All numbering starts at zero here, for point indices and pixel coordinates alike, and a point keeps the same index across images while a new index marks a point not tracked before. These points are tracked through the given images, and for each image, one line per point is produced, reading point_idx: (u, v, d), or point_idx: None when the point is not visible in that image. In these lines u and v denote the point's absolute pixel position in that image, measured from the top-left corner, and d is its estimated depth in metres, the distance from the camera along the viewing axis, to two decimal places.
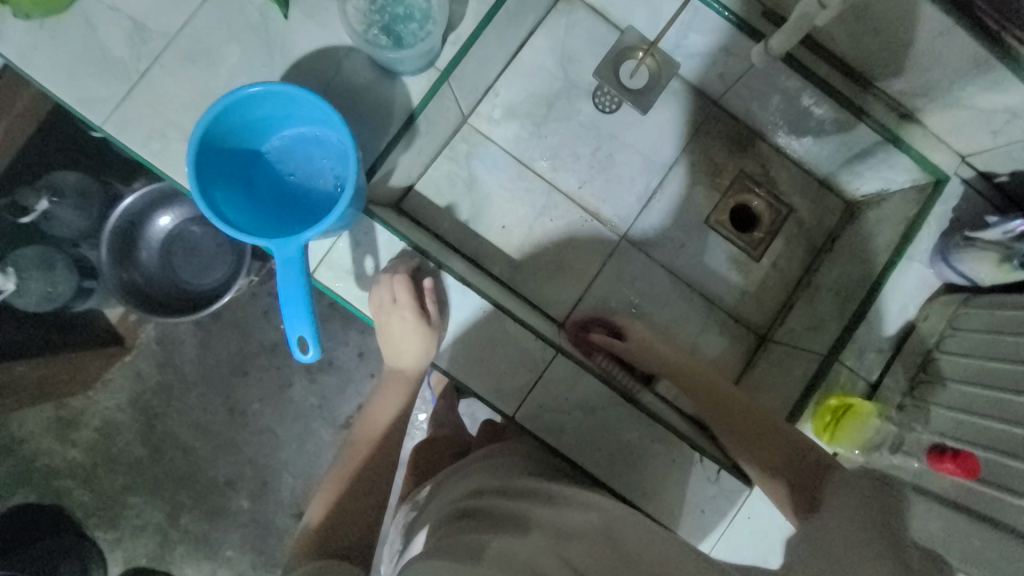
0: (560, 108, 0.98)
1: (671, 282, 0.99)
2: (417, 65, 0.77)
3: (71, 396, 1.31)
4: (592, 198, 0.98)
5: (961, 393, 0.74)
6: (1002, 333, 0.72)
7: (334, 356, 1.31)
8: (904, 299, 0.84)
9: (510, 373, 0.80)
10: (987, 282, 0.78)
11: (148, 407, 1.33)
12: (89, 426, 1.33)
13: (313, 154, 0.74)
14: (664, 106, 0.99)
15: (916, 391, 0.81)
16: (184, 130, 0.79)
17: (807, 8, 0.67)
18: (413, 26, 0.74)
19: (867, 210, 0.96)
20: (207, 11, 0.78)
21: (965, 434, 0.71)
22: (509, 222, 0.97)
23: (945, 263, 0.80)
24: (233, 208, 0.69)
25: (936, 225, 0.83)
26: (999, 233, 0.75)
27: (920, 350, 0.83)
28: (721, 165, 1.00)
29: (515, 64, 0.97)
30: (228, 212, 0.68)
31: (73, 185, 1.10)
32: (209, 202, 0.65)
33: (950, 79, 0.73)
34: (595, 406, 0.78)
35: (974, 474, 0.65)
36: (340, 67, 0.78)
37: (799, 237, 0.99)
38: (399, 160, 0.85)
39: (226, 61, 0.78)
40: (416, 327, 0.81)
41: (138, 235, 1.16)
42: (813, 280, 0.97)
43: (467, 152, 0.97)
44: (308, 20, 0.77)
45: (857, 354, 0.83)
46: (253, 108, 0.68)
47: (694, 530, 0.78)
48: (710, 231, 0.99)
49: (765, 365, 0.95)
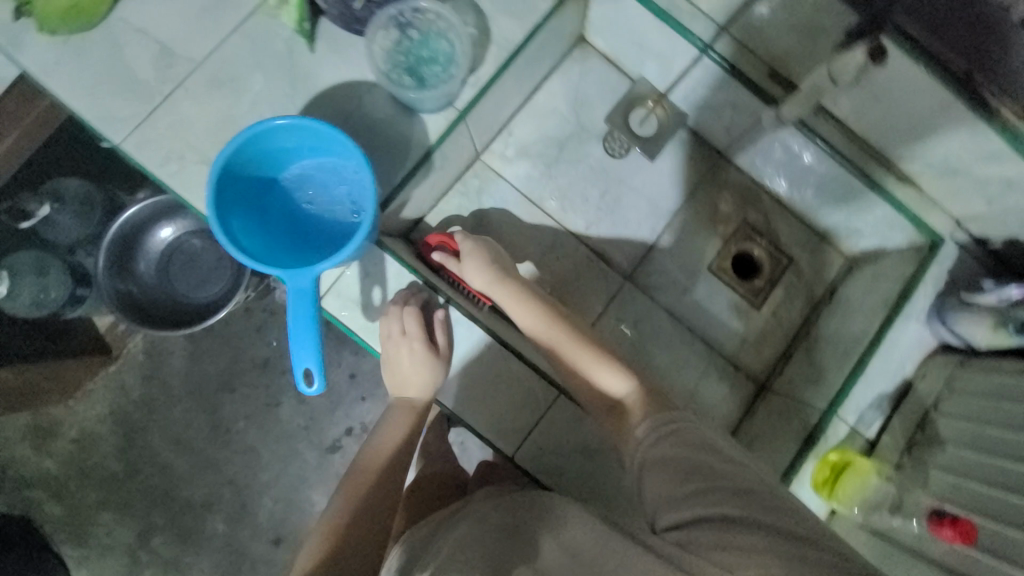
0: (570, 150, 1.01)
1: (671, 325, 1.00)
2: (438, 103, 0.80)
3: (51, 405, 1.28)
4: (597, 238, 1.00)
5: (959, 456, 0.74)
6: (999, 399, 0.72)
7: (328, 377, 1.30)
8: (902, 359, 0.85)
9: (511, 413, 0.84)
10: (983, 345, 0.79)
11: (129, 420, 1.30)
12: (67, 436, 1.29)
13: (331, 185, 0.75)
14: (671, 154, 1.03)
15: (914, 451, 0.81)
16: (204, 149, 0.81)
17: (822, 79, 0.70)
18: (436, 68, 0.79)
19: (865, 265, 0.98)
20: (236, 40, 0.81)
21: (961, 497, 0.70)
22: (516, 256, 0.98)
23: (942, 323, 0.82)
24: (248, 235, 0.70)
25: (932, 287, 0.85)
26: (994, 298, 0.76)
27: (918, 409, 0.83)
28: (725, 214, 1.03)
29: (530, 107, 1.01)
30: (242, 240, 0.69)
31: (74, 193, 1.15)
32: (226, 229, 0.67)
33: (949, 148, 0.76)
34: (594, 450, 0.83)
35: (970, 539, 0.65)
36: (362, 100, 0.81)
37: (798, 288, 1.01)
38: (413, 191, 0.87)
39: (251, 87, 0.81)
40: (424, 359, 0.82)
41: (138, 246, 1.16)
42: (812, 331, 0.98)
43: (478, 186, 0.99)
44: (335, 55, 0.81)
45: (855, 414, 0.83)
46: (276, 139, 0.70)
47: None
48: (712, 277, 1.01)
49: (763, 415, 0.95)
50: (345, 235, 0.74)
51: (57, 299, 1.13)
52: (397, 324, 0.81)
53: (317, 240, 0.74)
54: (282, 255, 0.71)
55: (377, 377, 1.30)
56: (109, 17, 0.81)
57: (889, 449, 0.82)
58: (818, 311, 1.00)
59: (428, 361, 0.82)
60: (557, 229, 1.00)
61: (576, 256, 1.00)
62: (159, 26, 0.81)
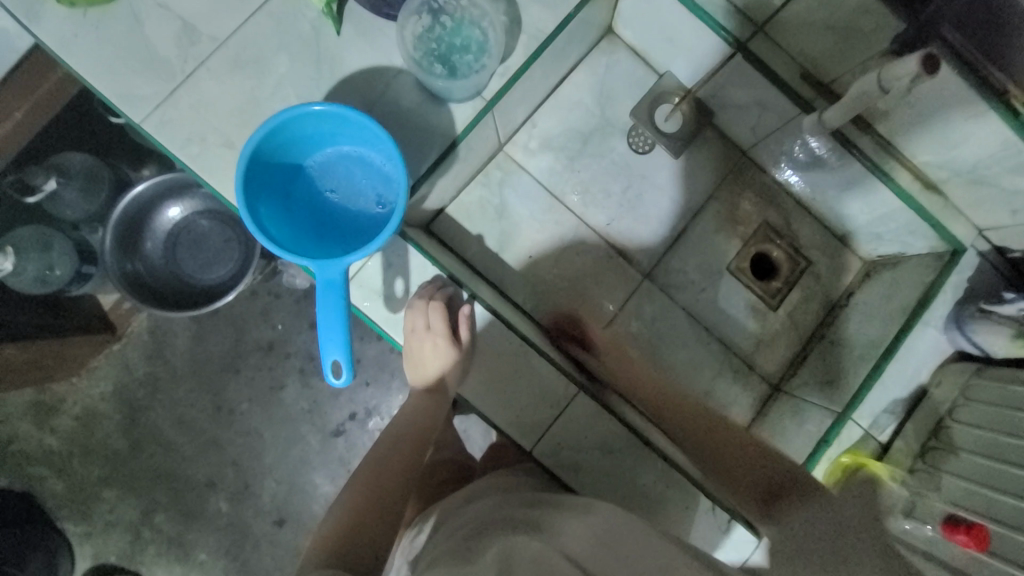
0: (594, 145, 1.00)
1: (686, 324, 1.00)
2: (467, 92, 0.79)
3: (55, 382, 1.28)
4: (617, 234, 1.00)
5: (973, 464, 0.75)
6: (1015, 409, 0.73)
7: None
8: (918, 365, 0.85)
9: (532, 408, 0.83)
10: (1000, 354, 0.80)
11: (133, 399, 1.29)
12: (72, 413, 1.29)
13: (356, 173, 0.74)
14: (695, 153, 1.02)
15: (927, 456, 0.81)
16: (226, 132, 0.80)
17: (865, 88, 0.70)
18: (468, 57, 0.78)
19: (882, 270, 0.98)
20: (260, 19, 0.79)
21: (976, 505, 0.72)
22: (535, 251, 0.98)
23: (959, 332, 0.82)
24: (274, 223, 0.70)
25: (952, 294, 0.86)
26: (1013, 309, 0.77)
27: (931, 416, 0.83)
28: (745, 214, 1.02)
29: (554, 99, 0.99)
30: (270, 228, 0.68)
31: (79, 166, 1.12)
32: (255, 218, 0.66)
33: (978, 158, 0.76)
34: (613, 447, 0.80)
35: (985, 546, 0.67)
36: (388, 87, 0.80)
37: (815, 291, 1.01)
38: (438, 181, 0.86)
39: (275, 69, 0.79)
40: (445, 353, 0.82)
41: (145, 225, 1.15)
42: (827, 334, 0.99)
43: (499, 178, 0.98)
44: (362, 39, 0.79)
45: (869, 419, 0.84)
46: (303, 126, 0.69)
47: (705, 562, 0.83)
48: (730, 277, 1.01)
49: (775, 416, 0.96)
50: (370, 224, 0.73)
51: (64, 277, 1.11)
52: (420, 318, 0.81)
53: (342, 229, 0.73)
54: (308, 245, 0.71)
55: (385, 365, 1.30)
56: None
57: (901, 454, 0.84)
58: (833, 315, 1.00)
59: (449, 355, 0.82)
60: (577, 224, 0.99)
61: (594, 251, 1.00)
62: (182, 2, 0.79)
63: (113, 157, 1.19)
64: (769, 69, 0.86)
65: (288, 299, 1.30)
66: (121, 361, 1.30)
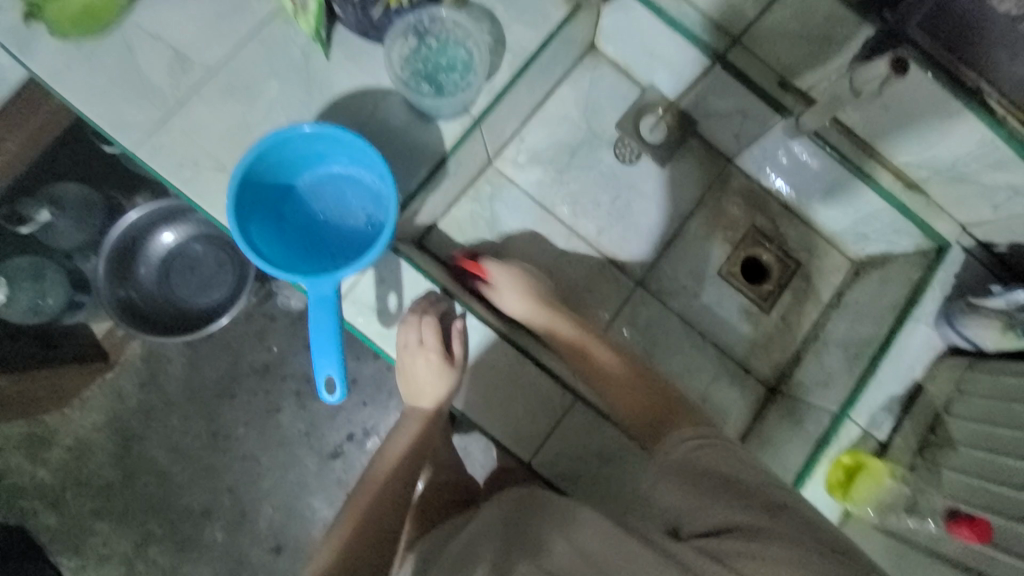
0: (581, 157, 1.02)
1: (681, 330, 1.00)
2: (455, 109, 0.81)
3: (46, 413, 1.26)
4: (608, 244, 1.01)
5: (973, 457, 0.75)
6: (1010, 402, 0.74)
7: None
8: (911, 362, 0.86)
9: (528, 418, 0.85)
10: (991, 348, 0.80)
11: (126, 428, 1.28)
12: (64, 445, 1.27)
13: (346, 192, 0.75)
14: (681, 161, 1.04)
15: (926, 452, 0.82)
16: (218, 156, 0.81)
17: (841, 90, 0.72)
18: (455, 76, 0.80)
19: (871, 270, 1.00)
20: (251, 46, 0.81)
21: (977, 498, 0.72)
22: (528, 263, 0.99)
23: (950, 327, 0.83)
24: (265, 242, 0.70)
25: (939, 291, 0.87)
26: (1002, 302, 0.78)
27: (928, 411, 0.84)
28: (733, 219, 1.04)
29: (541, 113, 1.01)
30: (261, 246, 0.69)
31: (72, 197, 1.13)
32: (246, 238, 0.67)
33: (955, 156, 0.78)
34: (612, 454, 0.83)
35: (986, 538, 0.66)
36: (377, 106, 0.81)
37: (806, 293, 1.02)
38: (429, 197, 0.87)
39: (265, 93, 0.81)
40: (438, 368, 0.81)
41: (139, 252, 1.15)
42: (821, 335, 1.00)
43: (490, 193, 1.00)
44: (350, 62, 0.81)
45: (866, 417, 0.84)
46: (294, 146, 0.70)
47: None
48: (721, 282, 1.02)
49: (773, 418, 0.96)
50: (361, 241, 0.74)
51: (56, 306, 1.13)
52: (412, 332, 0.81)
53: (333, 246, 0.74)
54: (299, 262, 0.71)
55: (382, 383, 1.29)
56: (121, 23, 0.81)
57: (901, 451, 0.83)
58: (825, 315, 1.01)
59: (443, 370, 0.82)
60: (568, 235, 1.01)
61: (586, 261, 1.00)
62: (173, 32, 0.81)
63: (101, 187, 1.16)
64: (748, 78, 0.88)
65: (282, 320, 1.30)
66: (114, 390, 1.28)
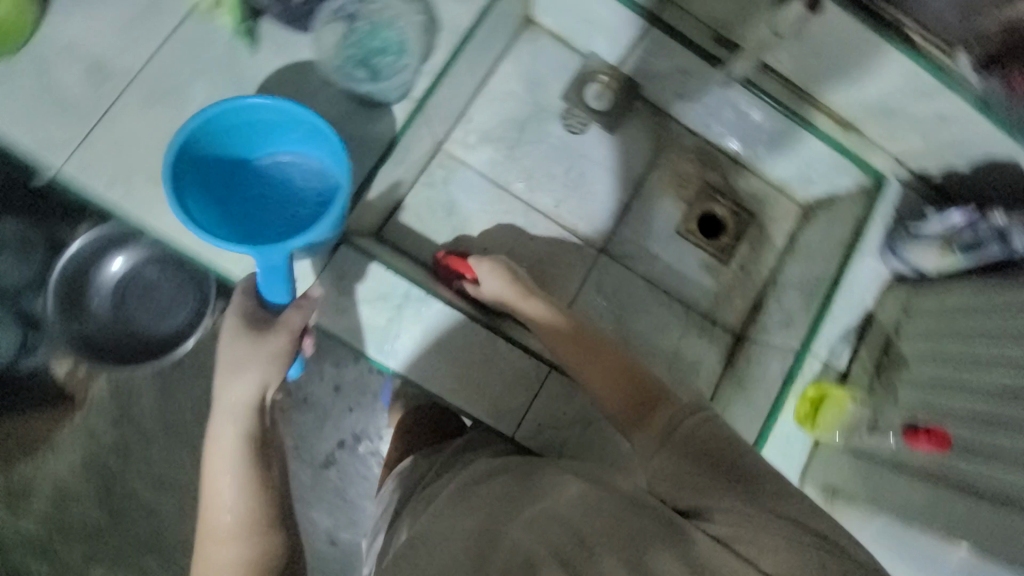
0: (531, 131, 1.02)
1: (648, 291, 1.03)
2: (389, 90, 0.80)
3: (14, 465, 1.20)
4: (567, 214, 1.02)
5: (925, 369, 0.81)
6: (954, 316, 0.78)
7: (310, 393, 1.26)
8: (862, 292, 0.90)
9: (507, 393, 0.85)
10: (933, 271, 0.84)
11: (103, 468, 1.23)
12: (45, 493, 1.22)
13: (301, 165, 0.74)
14: (629, 126, 1.05)
15: (882, 373, 0.87)
16: (154, 166, 0.78)
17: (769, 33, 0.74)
18: (388, 59, 0.81)
19: (819, 211, 1.04)
20: (171, 48, 0.78)
21: (931, 409, 0.77)
22: (490, 243, 0.99)
23: (895, 256, 0.88)
24: (210, 213, 0.68)
25: (883, 222, 0.91)
26: (939, 226, 0.82)
27: (881, 336, 0.90)
28: (686, 178, 1.06)
29: (486, 92, 1.01)
30: (206, 217, 0.67)
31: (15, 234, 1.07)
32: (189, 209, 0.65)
33: (882, 90, 0.82)
34: (593, 417, 0.86)
35: (945, 445, 0.71)
36: (314, 98, 0.79)
37: (762, 241, 1.06)
38: (381, 187, 0.86)
39: (195, 97, 0.78)
40: (243, 338, 0.66)
41: (89, 281, 1.10)
42: (779, 279, 1.04)
43: (443, 177, 0.99)
44: (280, 55, 0.79)
45: (826, 349, 0.88)
46: (248, 115, 0.69)
47: None
48: (681, 240, 1.05)
49: (744, 363, 0.99)
50: (313, 213, 0.72)
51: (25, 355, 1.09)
52: (244, 305, 0.68)
53: (282, 217, 0.72)
54: (244, 232, 0.69)
55: (364, 386, 1.27)
56: (29, 37, 0.76)
57: (861, 375, 0.88)
58: (782, 259, 1.05)
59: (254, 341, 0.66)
60: (527, 211, 1.01)
61: (548, 235, 1.01)
62: (87, 41, 0.77)
63: (43, 223, 1.10)
64: (681, 34, 0.90)
65: None
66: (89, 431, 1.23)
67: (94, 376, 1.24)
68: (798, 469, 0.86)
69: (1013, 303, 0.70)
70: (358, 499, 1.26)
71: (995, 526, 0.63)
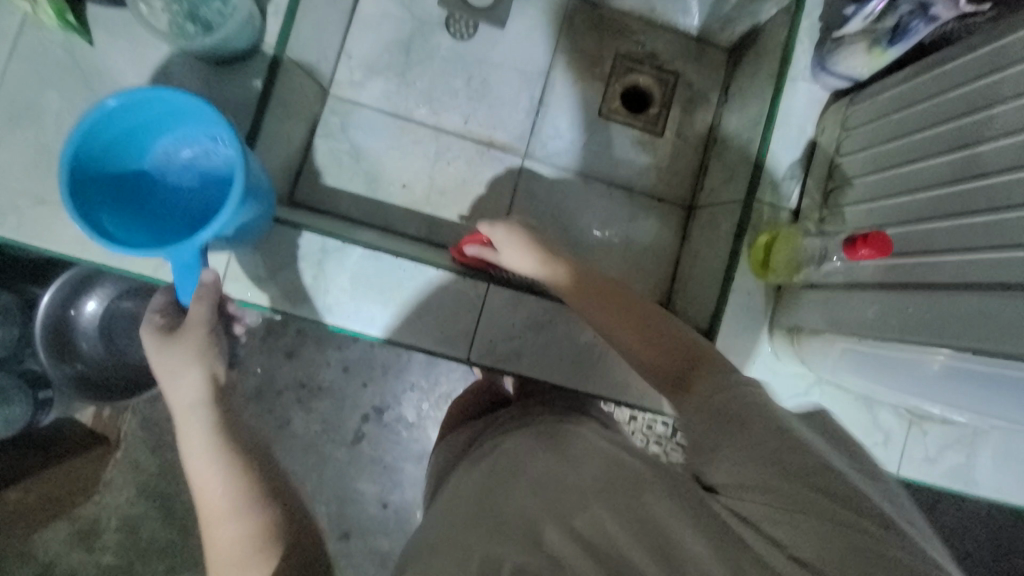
0: (418, 50, 0.94)
1: (588, 187, 0.97)
2: (237, 51, 0.73)
3: (42, 530, 1.05)
4: (483, 130, 0.95)
5: (869, 183, 0.73)
6: (889, 113, 0.71)
7: (320, 377, 1.12)
8: (800, 123, 0.83)
9: (453, 319, 0.81)
10: (866, 74, 0.78)
11: (136, 543, 1.09)
12: (112, 528, 1.09)
13: (198, 151, 0.68)
14: (520, 13, 0.96)
15: (829, 200, 0.80)
16: (36, 192, 0.73)
17: None
18: (216, 6, 0.72)
19: (744, 51, 0.95)
20: (13, 65, 0.72)
21: (876, 220, 0.70)
22: (409, 179, 0.93)
23: (825, 72, 0.80)
24: (102, 129, 0.60)
25: (809, 40, 0.81)
26: (859, 22, 0.73)
27: (823, 161, 0.82)
28: (597, 55, 0.98)
29: (359, 21, 0.93)
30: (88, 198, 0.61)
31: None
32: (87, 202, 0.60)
33: None
34: (543, 321, 0.82)
35: (886, 249, 0.62)
36: (169, 78, 0.75)
37: (690, 100, 0.99)
38: (278, 147, 0.80)
39: (50, 111, 0.73)
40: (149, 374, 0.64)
41: (74, 331, 1.00)
42: (717, 138, 0.97)
43: (341, 124, 0.92)
44: (120, 40, 0.74)
45: (769, 191, 0.82)
46: (111, 134, 0.62)
47: (597, 371, 0.82)
48: (608, 123, 0.98)
49: (697, 232, 0.94)
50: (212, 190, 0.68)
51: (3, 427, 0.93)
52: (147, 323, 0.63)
53: (191, 208, 0.68)
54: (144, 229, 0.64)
55: (371, 358, 1.13)
56: None
57: (810, 210, 0.81)
58: (716, 116, 0.99)
59: (168, 346, 0.61)
60: (438, 135, 0.94)
61: (465, 155, 0.95)
62: None
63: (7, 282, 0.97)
64: None
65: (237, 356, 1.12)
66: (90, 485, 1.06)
67: (121, 413, 1.10)
68: (761, 319, 0.81)
69: (942, 92, 0.64)
70: (396, 460, 1.14)
71: (955, 312, 0.54)
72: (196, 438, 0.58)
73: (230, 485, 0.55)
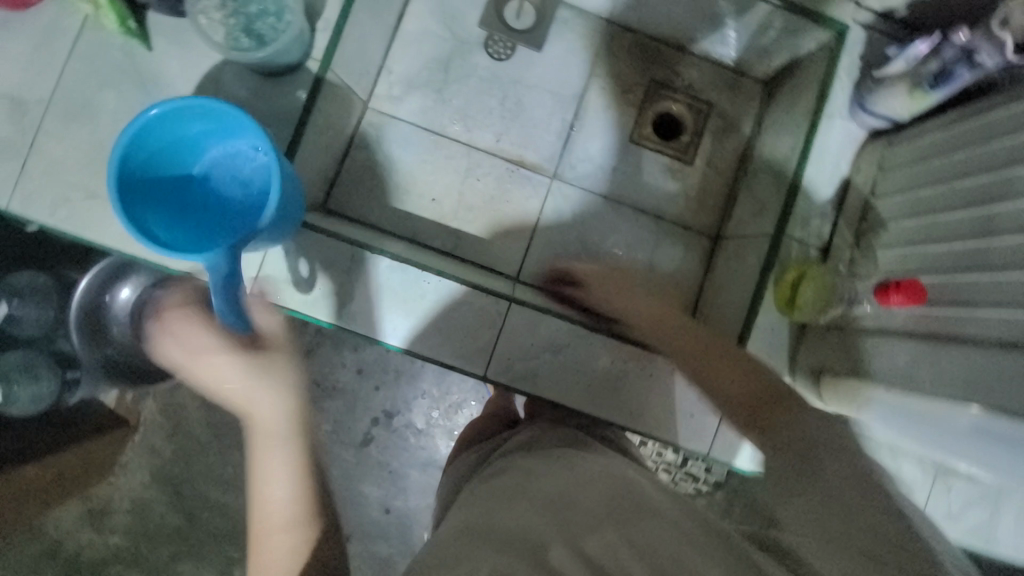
0: (456, 68, 0.96)
1: (614, 210, 0.97)
2: (284, 64, 0.77)
3: (57, 507, 1.09)
4: (514, 149, 0.97)
5: (905, 228, 0.72)
6: (928, 158, 0.71)
7: (334, 379, 1.14)
8: (834, 158, 0.80)
9: (472, 334, 0.82)
10: (906, 115, 0.76)
11: (144, 525, 1.12)
12: (123, 510, 1.12)
13: (240, 160, 0.70)
14: (558, 37, 0.98)
15: (861, 241, 0.79)
16: (86, 185, 0.76)
17: None
18: (270, 21, 0.77)
19: (780, 85, 0.95)
20: (76, 66, 0.76)
21: (911, 265, 0.69)
22: (438, 193, 0.95)
23: (864, 111, 0.78)
24: (149, 137, 0.63)
25: (847, 77, 0.80)
26: (903, 63, 0.73)
27: (858, 200, 0.80)
28: (632, 81, 0.99)
29: (401, 37, 0.96)
30: (133, 202, 0.63)
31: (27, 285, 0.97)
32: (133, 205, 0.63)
33: None
34: (561, 343, 0.81)
35: (920, 298, 0.61)
36: (218, 84, 0.78)
37: (722, 130, 0.99)
38: (315, 156, 0.83)
39: (105, 109, 0.77)
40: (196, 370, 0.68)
41: (106, 315, 1.04)
42: (748, 170, 0.97)
43: (376, 136, 0.95)
44: (175, 46, 0.78)
45: (800, 224, 0.78)
46: (158, 142, 0.65)
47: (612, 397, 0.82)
48: (639, 148, 0.99)
49: (722, 262, 0.93)
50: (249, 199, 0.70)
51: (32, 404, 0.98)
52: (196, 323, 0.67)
53: (230, 215, 0.70)
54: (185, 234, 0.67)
55: (385, 363, 1.14)
56: None
57: (840, 248, 0.78)
58: (747, 148, 0.98)
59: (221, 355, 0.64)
60: (469, 152, 0.96)
61: (495, 172, 0.96)
62: None
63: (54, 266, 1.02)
64: None
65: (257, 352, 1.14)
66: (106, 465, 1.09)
67: (143, 398, 1.14)
68: (783, 360, 0.76)
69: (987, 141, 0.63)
70: (402, 466, 1.15)
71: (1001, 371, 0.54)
72: (259, 440, 0.65)
73: (291, 491, 0.62)
